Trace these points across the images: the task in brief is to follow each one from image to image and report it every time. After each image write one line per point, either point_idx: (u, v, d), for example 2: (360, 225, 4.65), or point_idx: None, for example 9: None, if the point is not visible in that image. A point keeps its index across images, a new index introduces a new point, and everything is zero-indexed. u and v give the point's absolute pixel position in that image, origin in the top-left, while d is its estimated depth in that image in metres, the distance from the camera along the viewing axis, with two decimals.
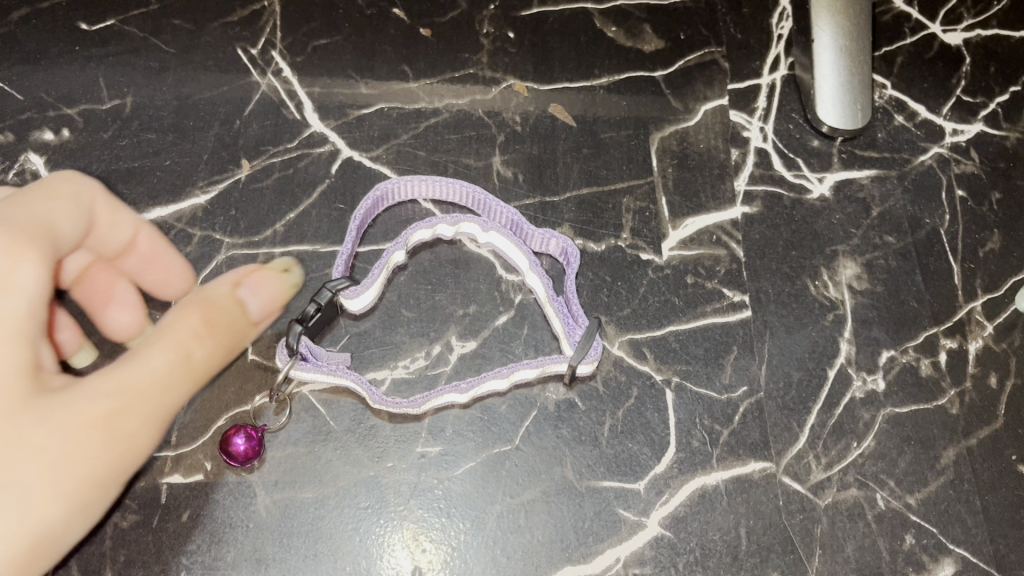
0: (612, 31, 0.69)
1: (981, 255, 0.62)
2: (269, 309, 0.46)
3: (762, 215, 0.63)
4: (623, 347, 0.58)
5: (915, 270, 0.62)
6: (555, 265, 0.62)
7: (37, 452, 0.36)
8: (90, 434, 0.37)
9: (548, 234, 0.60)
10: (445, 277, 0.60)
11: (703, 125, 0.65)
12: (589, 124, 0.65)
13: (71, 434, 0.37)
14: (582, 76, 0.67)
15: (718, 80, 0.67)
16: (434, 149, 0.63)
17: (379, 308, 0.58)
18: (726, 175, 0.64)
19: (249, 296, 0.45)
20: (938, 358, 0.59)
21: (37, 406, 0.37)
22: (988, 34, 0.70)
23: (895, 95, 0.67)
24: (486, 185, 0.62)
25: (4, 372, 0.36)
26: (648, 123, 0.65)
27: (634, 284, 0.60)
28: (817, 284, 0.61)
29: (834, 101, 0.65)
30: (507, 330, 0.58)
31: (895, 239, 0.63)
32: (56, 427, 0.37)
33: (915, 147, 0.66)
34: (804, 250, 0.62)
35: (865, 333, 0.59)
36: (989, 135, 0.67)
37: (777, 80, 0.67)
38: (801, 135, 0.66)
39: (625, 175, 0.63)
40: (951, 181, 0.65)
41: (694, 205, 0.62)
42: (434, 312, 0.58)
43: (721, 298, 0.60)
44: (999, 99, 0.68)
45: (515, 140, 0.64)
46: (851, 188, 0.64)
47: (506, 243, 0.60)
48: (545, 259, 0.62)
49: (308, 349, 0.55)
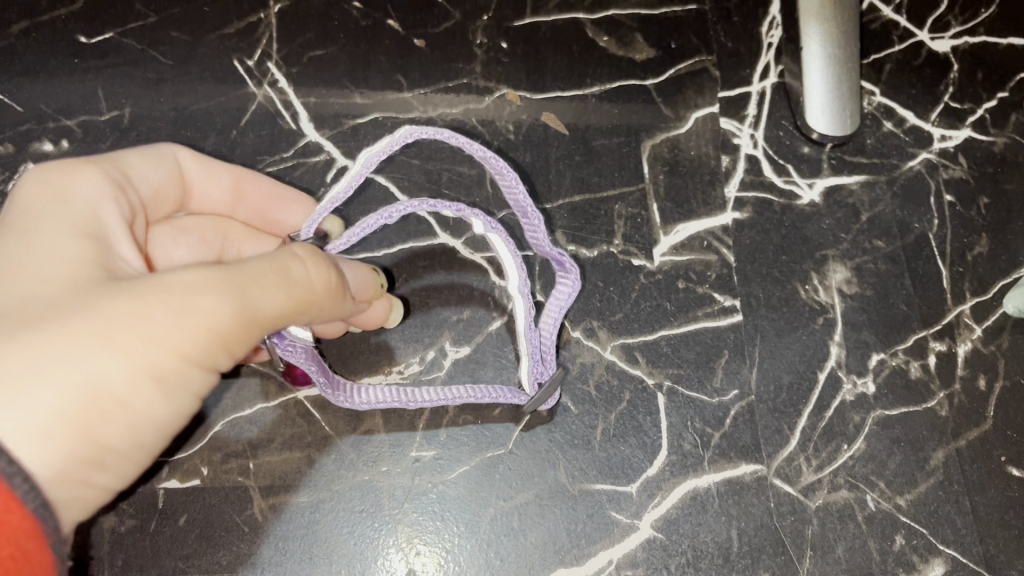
0: (604, 40, 0.70)
1: (969, 259, 0.63)
2: (316, 255, 0.45)
3: (752, 221, 0.63)
4: (615, 352, 0.59)
5: (904, 273, 0.62)
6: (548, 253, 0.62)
7: (98, 315, 0.37)
8: (152, 298, 0.38)
9: (557, 257, 0.56)
10: (439, 282, 0.60)
11: (695, 132, 0.66)
12: (581, 131, 0.66)
13: (132, 300, 0.38)
14: (575, 85, 0.68)
15: (709, 88, 0.68)
16: (428, 157, 0.64)
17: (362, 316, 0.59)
18: (717, 181, 0.64)
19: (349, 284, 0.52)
20: (927, 360, 0.60)
21: (103, 285, 0.39)
22: (976, 42, 0.71)
23: (884, 101, 0.68)
24: (479, 192, 0.63)
25: (69, 259, 0.40)
26: (639, 131, 0.66)
27: (627, 289, 0.61)
28: (807, 288, 0.61)
29: (823, 109, 0.66)
30: (501, 335, 0.59)
31: (885, 243, 0.63)
32: (121, 296, 0.38)
33: (904, 152, 0.67)
34: (795, 254, 0.62)
35: (855, 336, 0.60)
36: (976, 140, 0.67)
37: (767, 88, 0.68)
38: (791, 142, 0.66)
39: (617, 182, 0.64)
40: (940, 186, 0.65)
41: (686, 211, 0.63)
42: (428, 318, 0.59)
43: (713, 303, 0.60)
44: (987, 106, 0.69)
45: (508, 148, 0.65)
46: (840, 194, 0.65)
47: (505, 257, 0.57)
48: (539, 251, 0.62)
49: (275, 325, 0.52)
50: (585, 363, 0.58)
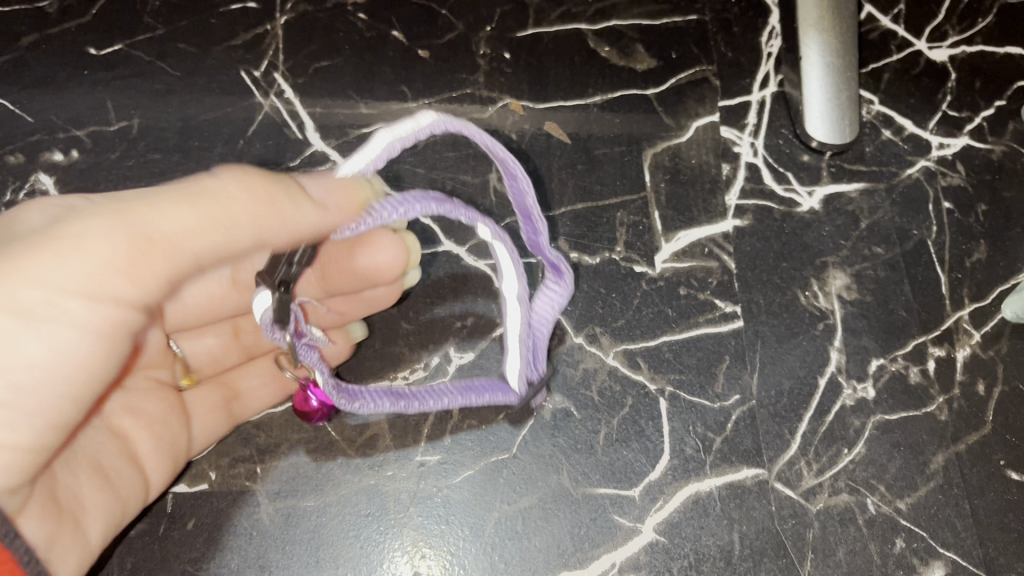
0: (605, 51, 0.71)
1: (968, 265, 0.64)
2: (237, 172, 0.48)
3: (753, 228, 0.64)
4: (617, 357, 0.60)
5: (904, 280, 0.63)
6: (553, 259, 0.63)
7: None
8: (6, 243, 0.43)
9: (556, 261, 0.57)
10: (443, 290, 0.61)
11: (695, 141, 0.67)
12: (583, 141, 0.67)
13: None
14: (577, 95, 0.69)
15: (710, 97, 0.69)
16: (432, 166, 0.65)
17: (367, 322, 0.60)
18: (718, 189, 0.65)
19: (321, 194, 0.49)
20: (926, 365, 0.60)
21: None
22: (973, 51, 0.72)
23: (883, 109, 0.69)
24: (483, 200, 0.64)
25: None
26: (641, 139, 0.67)
27: (629, 296, 0.61)
28: (808, 294, 0.62)
29: (822, 117, 0.66)
30: (504, 342, 0.60)
31: (884, 250, 0.64)
32: None
33: (903, 160, 0.67)
34: (795, 261, 0.63)
35: (855, 341, 0.61)
36: (974, 148, 0.68)
37: (767, 97, 0.69)
38: (791, 151, 0.67)
39: (618, 190, 0.65)
40: (938, 193, 0.66)
41: (687, 219, 0.64)
42: (433, 325, 0.60)
43: (714, 309, 0.61)
44: (984, 114, 0.70)
45: (510, 158, 0.66)
46: (840, 202, 0.66)
47: (511, 278, 0.55)
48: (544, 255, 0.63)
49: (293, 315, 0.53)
50: (588, 368, 0.59)
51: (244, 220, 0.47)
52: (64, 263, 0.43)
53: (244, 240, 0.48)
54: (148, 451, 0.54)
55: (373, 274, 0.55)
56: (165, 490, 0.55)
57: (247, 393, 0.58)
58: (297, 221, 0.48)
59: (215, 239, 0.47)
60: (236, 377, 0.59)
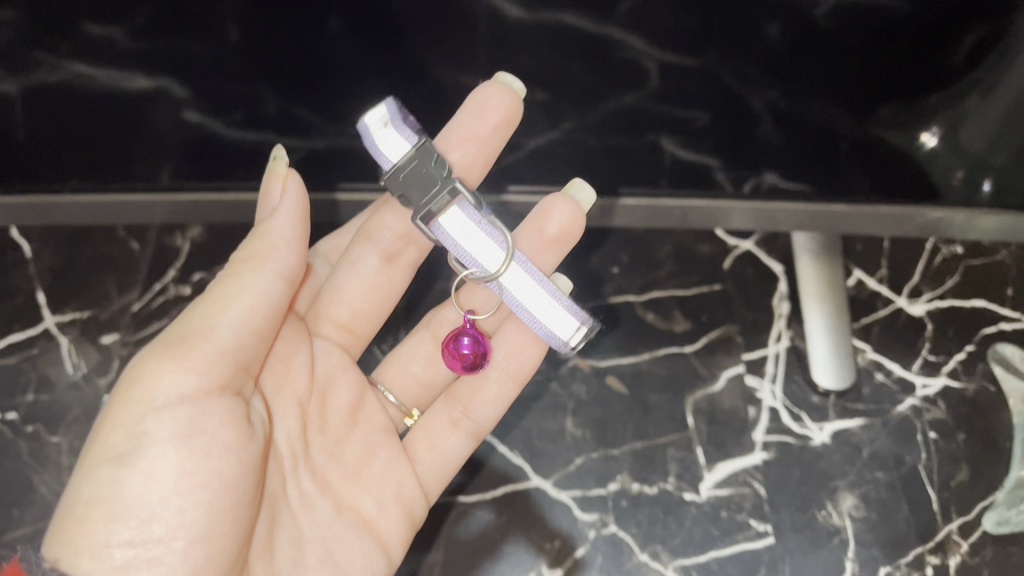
0: (650, 316, 0.91)
1: (953, 485, 0.81)
2: (212, 301, 0.65)
3: (777, 460, 0.82)
4: (675, 570, 0.78)
5: (901, 499, 0.80)
6: (622, 490, 0.81)
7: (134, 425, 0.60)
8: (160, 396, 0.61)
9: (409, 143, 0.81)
10: (535, 517, 0.80)
11: (726, 388, 0.86)
12: (638, 389, 0.87)
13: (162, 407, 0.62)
14: (630, 352, 0.89)
15: (735, 351, 0.88)
16: (520, 417, 0.86)
17: (476, 537, 0.80)
18: (747, 429, 0.83)
19: (495, 111, 0.81)
20: (925, 571, 0.77)
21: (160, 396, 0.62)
22: (946, 305, 0.91)
23: (874, 356, 0.88)
24: (563, 442, 0.84)
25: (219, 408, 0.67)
26: (683, 388, 0.86)
27: (681, 519, 0.80)
28: (824, 512, 0.79)
29: (825, 367, 0.85)
30: (585, 560, 0.78)
31: (883, 473, 0.81)
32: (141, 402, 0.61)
33: (894, 399, 0.85)
34: (812, 485, 0.81)
35: (866, 552, 0.78)
36: (951, 386, 0.86)
37: (781, 349, 0.88)
38: (803, 393, 0.85)
39: (668, 430, 0.84)
40: (925, 425, 0.84)
41: (724, 453, 0.82)
42: (528, 545, 0.79)
43: (749, 527, 0.79)
44: (958, 357, 0.88)
45: (581, 407, 0.86)
46: (845, 435, 0.83)
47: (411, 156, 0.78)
48: (614, 484, 0.81)
49: (478, 219, 0.79)
50: None
51: (263, 286, 0.66)
52: (164, 394, 0.61)
53: (271, 284, 0.67)
54: (373, 511, 0.75)
55: (509, 116, 0.82)
56: (395, 541, 0.76)
57: (471, 409, 0.81)
58: (277, 239, 0.68)
59: (266, 299, 0.66)
60: (459, 392, 0.82)
